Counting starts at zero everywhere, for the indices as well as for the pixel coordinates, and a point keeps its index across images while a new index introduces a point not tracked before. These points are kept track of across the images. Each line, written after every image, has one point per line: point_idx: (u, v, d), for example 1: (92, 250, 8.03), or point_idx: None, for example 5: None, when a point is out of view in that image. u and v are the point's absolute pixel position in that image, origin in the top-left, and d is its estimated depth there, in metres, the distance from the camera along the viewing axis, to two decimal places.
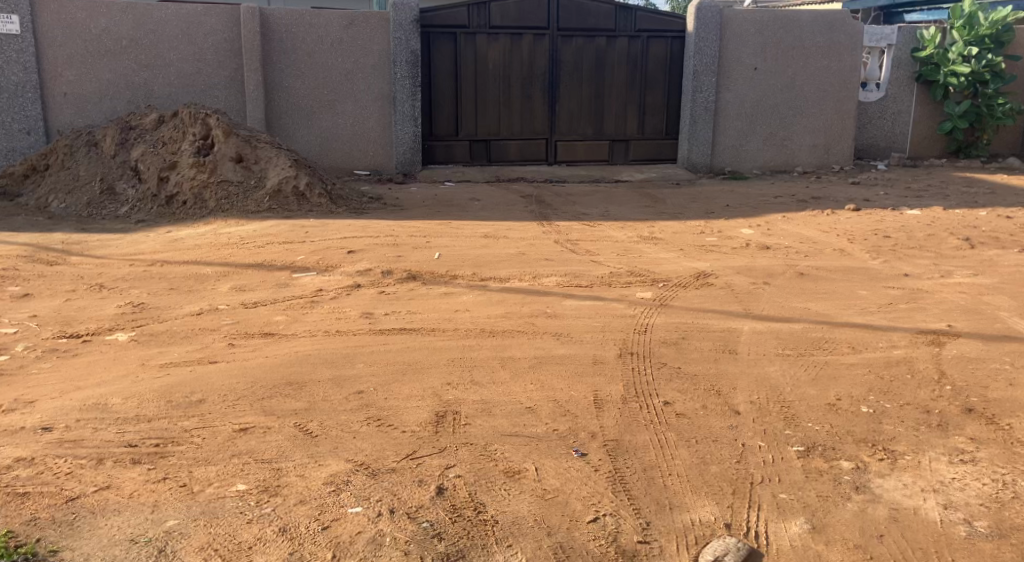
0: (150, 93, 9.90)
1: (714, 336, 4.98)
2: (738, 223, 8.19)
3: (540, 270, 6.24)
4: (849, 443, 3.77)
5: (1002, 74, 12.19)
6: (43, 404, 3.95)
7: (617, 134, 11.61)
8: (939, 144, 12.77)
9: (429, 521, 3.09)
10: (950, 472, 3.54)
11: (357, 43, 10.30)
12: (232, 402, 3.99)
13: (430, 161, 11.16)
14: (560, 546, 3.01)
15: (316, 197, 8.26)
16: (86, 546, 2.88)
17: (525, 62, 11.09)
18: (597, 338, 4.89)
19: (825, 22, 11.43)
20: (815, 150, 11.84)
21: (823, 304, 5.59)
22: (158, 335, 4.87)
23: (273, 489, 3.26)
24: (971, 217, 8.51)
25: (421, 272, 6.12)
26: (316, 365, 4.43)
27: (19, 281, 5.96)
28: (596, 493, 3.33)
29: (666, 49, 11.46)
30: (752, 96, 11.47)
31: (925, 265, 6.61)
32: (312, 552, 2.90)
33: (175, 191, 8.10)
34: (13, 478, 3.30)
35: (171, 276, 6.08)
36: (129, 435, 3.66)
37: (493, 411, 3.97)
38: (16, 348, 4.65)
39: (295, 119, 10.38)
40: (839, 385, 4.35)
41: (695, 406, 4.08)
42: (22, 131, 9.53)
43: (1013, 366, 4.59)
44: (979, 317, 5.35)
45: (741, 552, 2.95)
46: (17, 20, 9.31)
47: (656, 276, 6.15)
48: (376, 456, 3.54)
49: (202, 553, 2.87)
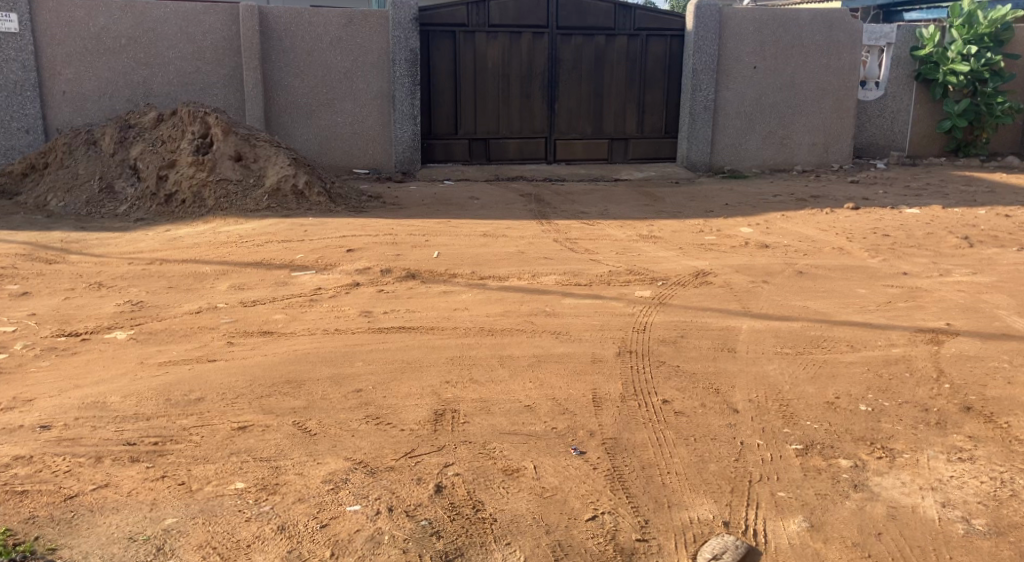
0: (149, 91, 9.89)
1: (713, 335, 4.98)
2: (738, 222, 8.19)
3: (539, 269, 6.22)
4: (847, 442, 3.77)
5: (1002, 73, 12.19)
6: (42, 403, 3.94)
7: (617, 133, 11.62)
8: (938, 143, 12.77)
9: (428, 519, 3.09)
10: (949, 470, 3.55)
11: (356, 41, 10.30)
12: (231, 400, 3.99)
13: (429, 159, 11.16)
14: (558, 544, 3.01)
15: (315, 195, 8.25)
16: (85, 543, 2.88)
17: (524, 61, 11.09)
18: (596, 337, 4.89)
19: (825, 21, 11.44)
20: (814, 149, 11.84)
21: (822, 303, 5.58)
22: (158, 334, 4.86)
23: (272, 488, 3.26)
24: (971, 216, 8.49)
25: (420, 272, 6.10)
26: (314, 363, 4.42)
27: (18, 280, 5.94)
28: (595, 491, 3.33)
29: (666, 48, 11.46)
30: (751, 95, 11.46)
31: (924, 263, 6.61)
32: (311, 550, 2.90)
33: (174, 190, 8.09)
34: (12, 476, 3.30)
35: (170, 275, 6.06)
36: (128, 434, 3.66)
37: (492, 409, 3.97)
38: (15, 347, 4.64)
39: (294, 118, 10.37)
40: (838, 384, 4.35)
41: (694, 404, 4.08)
42: (22, 130, 9.53)
43: (1011, 365, 4.59)
44: (978, 316, 5.35)
45: (738, 551, 2.97)
46: (16, 18, 9.31)
47: (654, 275, 6.14)
48: (375, 454, 3.53)
49: (200, 552, 2.86)
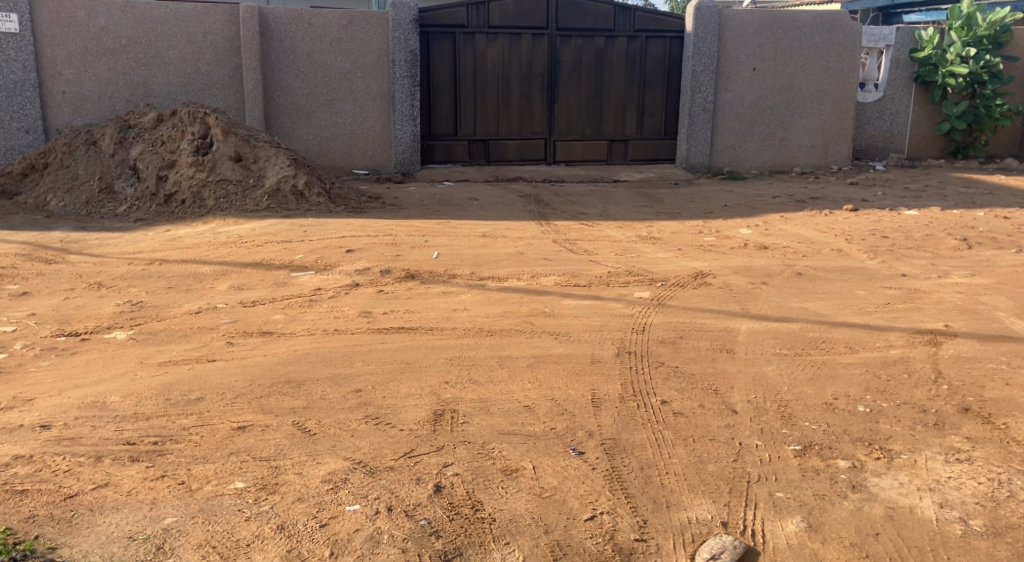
0: (149, 91, 9.89)
1: (712, 335, 5.00)
2: (737, 223, 8.21)
3: (539, 270, 6.23)
4: (846, 443, 3.78)
5: (1001, 75, 12.24)
6: (42, 403, 3.95)
7: (616, 134, 11.63)
8: (938, 145, 12.79)
9: (427, 519, 3.10)
10: (946, 470, 3.56)
11: (356, 42, 10.31)
12: (230, 399, 4.00)
13: (429, 160, 11.17)
14: (557, 544, 3.02)
15: (314, 196, 8.26)
16: (85, 542, 2.89)
17: (524, 61, 11.11)
18: (595, 338, 4.90)
19: (825, 22, 11.44)
20: (814, 150, 11.86)
21: (821, 303, 5.60)
22: (157, 335, 4.86)
23: (271, 487, 3.27)
24: (970, 217, 8.52)
25: (420, 272, 6.11)
26: (313, 363, 4.44)
27: (18, 280, 5.95)
28: (594, 491, 3.34)
29: (665, 49, 11.48)
30: (751, 96, 11.48)
31: (923, 264, 6.63)
32: (309, 550, 2.90)
33: (174, 190, 8.11)
34: (12, 475, 3.30)
35: (170, 275, 6.07)
36: (128, 433, 3.67)
37: (491, 410, 3.98)
38: (15, 347, 4.65)
39: (294, 118, 10.38)
40: (836, 385, 4.36)
41: (692, 405, 4.09)
42: (21, 130, 9.53)
43: (1010, 366, 4.61)
44: (976, 317, 5.38)
45: (737, 551, 2.98)
46: (16, 18, 9.31)
47: (654, 275, 6.17)
48: (375, 454, 3.54)
49: (200, 551, 2.87)
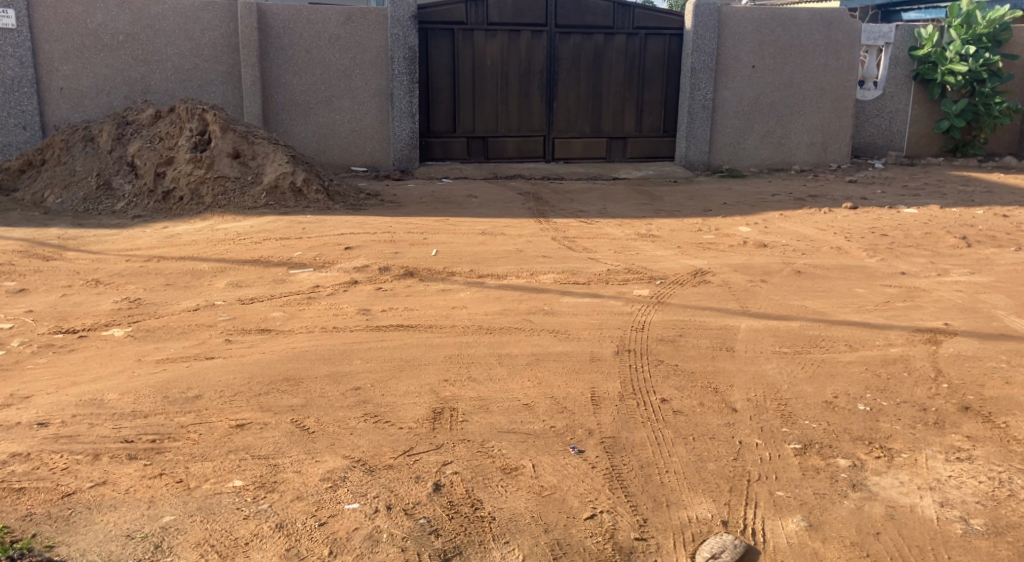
0: (146, 88, 9.86)
1: (712, 333, 4.98)
2: (736, 221, 8.18)
3: (538, 268, 6.21)
4: (846, 442, 3.77)
5: (1000, 73, 12.18)
6: (39, 400, 3.93)
7: (615, 131, 11.62)
8: (936, 143, 12.79)
9: (426, 517, 3.09)
10: (947, 470, 3.55)
11: (355, 39, 10.28)
12: (228, 397, 3.98)
13: (428, 158, 11.14)
14: (557, 543, 3.01)
15: (313, 193, 8.24)
16: (82, 541, 2.87)
17: (523, 58, 11.07)
18: (595, 335, 4.88)
19: (824, 20, 11.45)
20: (813, 148, 11.86)
21: (821, 302, 5.59)
22: (155, 331, 4.85)
23: (270, 486, 3.25)
24: (968, 215, 8.52)
25: (419, 269, 6.09)
26: (312, 362, 4.41)
27: (16, 277, 5.93)
28: (594, 490, 3.32)
29: (664, 46, 11.45)
30: (749, 93, 11.46)
31: (922, 263, 6.62)
32: (309, 548, 2.90)
33: (172, 186, 8.07)
34: (9, 473, 3.29)
35: (167, 272, 6.06)
36: (125, 431, 3.65)
37: (490, 407, 3.97)
38: (12, 344, 4.63)
39: (293, 114, 10.35)
40: (836, 383, 4.35)
41: (692, 403, 4.08)
42: (19, 125, 9.49)
43: (1009, 365, 4.60)
44: (975, 315, 5.36)
45: (738, 550, 2.97)
46: (12, 14, 9.26)
47: (653, 273, 6.15)
48: (373, 453, 3.53)
49: (198, 549, 2.86)
